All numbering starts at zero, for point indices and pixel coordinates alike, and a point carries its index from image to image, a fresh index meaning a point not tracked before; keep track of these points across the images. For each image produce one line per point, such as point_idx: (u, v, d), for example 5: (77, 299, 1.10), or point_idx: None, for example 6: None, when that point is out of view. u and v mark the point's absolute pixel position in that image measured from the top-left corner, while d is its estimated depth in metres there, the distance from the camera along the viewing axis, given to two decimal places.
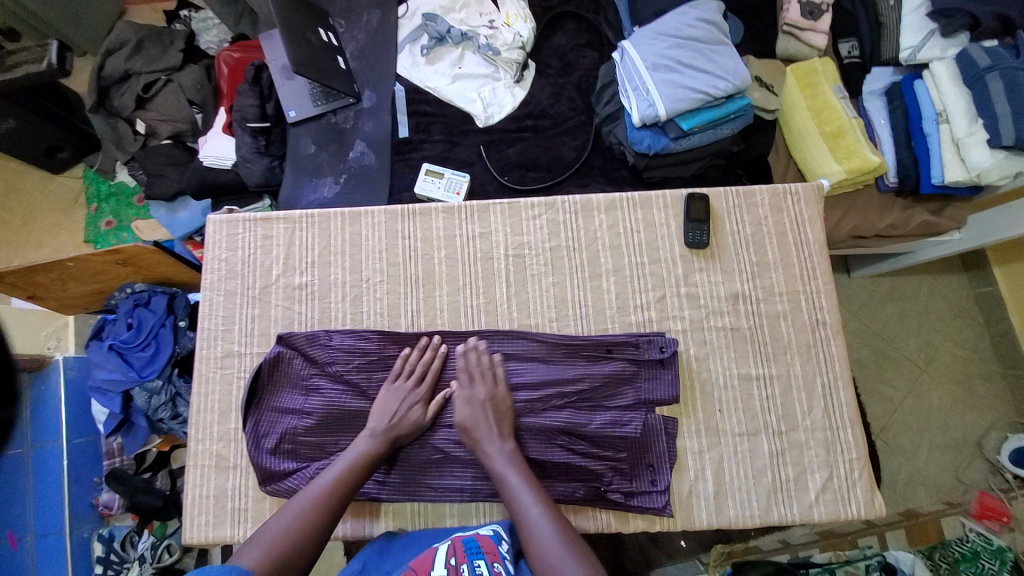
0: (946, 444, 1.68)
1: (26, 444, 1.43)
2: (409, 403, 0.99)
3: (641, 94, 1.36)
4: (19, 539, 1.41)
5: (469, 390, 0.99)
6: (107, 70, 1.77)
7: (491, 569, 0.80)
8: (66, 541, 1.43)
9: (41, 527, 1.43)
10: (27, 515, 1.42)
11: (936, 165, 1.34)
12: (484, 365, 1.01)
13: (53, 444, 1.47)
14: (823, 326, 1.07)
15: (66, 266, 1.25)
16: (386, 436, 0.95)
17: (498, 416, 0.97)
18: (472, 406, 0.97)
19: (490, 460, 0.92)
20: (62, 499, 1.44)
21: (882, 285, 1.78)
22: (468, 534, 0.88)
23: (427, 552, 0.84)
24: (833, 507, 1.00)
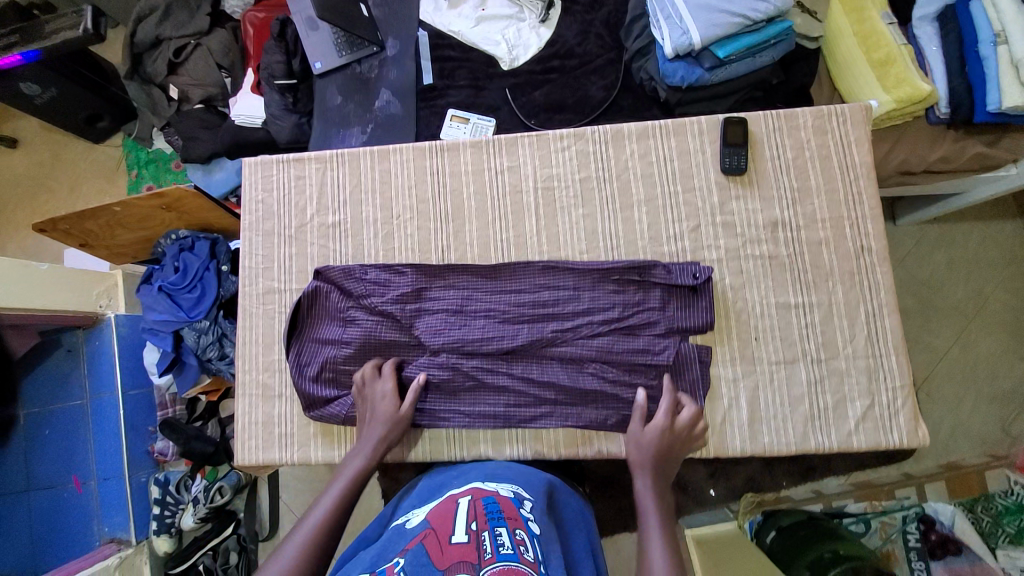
0: (994, 397, 1.61)
1: (84, 395, 1.53)
2: (388, 416, 0.98)
3: (674, 23, 1.30)
4: (84, 484, 1.53)
5: (639, 435, 0.93)
6: (139, 36, 1.78)
7: (513, 537, 0.72)
8: (127, 484, 1.54)
9: (102, 472, 1.55)
10: (89, 461, 1.54)
11: (992, 91, 1.21)
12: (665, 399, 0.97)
13: (110, 394, 1.55)
14: (867, 252, 1.03)
15: (115, 212, 1.33)
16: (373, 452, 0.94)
17: (667, 460, 0.91)
18: (646, 448, 0.92)
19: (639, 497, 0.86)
20: (122, 446, 1.55)
21: (930, 232, 1.68)
22: (489, 493, 0.83)
23: (447, 511, 0.79)
24: (874, 435, 0.98)
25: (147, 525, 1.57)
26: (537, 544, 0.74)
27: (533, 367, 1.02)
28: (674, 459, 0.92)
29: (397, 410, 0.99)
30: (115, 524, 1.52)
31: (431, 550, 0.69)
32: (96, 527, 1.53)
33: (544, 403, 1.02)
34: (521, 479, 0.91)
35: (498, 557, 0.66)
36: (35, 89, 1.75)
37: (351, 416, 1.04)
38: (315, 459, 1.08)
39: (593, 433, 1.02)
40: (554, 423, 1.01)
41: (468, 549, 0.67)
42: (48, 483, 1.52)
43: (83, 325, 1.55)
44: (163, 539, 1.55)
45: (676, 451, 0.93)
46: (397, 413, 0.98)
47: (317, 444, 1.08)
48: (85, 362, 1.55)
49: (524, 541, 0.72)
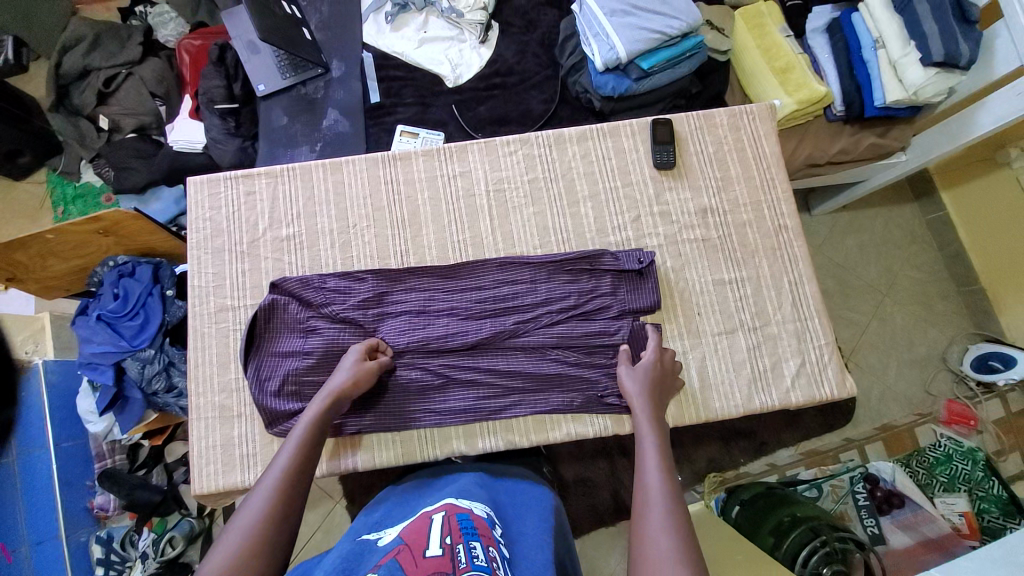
0: (912, 361, 1.78)
1: (12, 452, 1.40)
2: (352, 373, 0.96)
3: (602, 40, 1.42)
4: (13, 552, 1.36)
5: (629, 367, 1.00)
6: (65, 66, 1.71)
7: (487, 552, 0.72)
8: (65, 546, 1.42)
9: (35, 537, 1.41)
10: (18, 526, 1.39)
11: (877, 89, 1.42)
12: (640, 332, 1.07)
13: (40, 449, 1.44)
14: (786, 229, 1.16)
15: (47, 240, 1.26)
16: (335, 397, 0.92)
17: (658, 387, 0.98)
18: (638, 379, 0.97)
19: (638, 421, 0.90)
20: (56, 505, 1.43)
21: (841, 220, 1.88)
22: (463, 509, 0.81)
23: (420, 526, 0.77)
24: (809, 390, 1.09)
25: None
26: (509, 564, 0.75)
27: (498, 358, 1.07)
28: (666, 389, 0.99)
29: (357, 364, 0.98)
30: None
31: (405, 564, 0.67)
32: None
33: (511, 392, 1.07)
34: (490, 498, 0.90)
35: (473, 566, 0.67)
36: None
37: None
38: None
39: (560, 417, 1.06)
40: (522, 410, 1.05)
41: (443, 559, 0.67)
42: None
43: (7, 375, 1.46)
44: None
45: (662, 384, 1.00)
46: (359, 363, 0.97)
47: None
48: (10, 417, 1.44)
49: (497, 558, 0.73)
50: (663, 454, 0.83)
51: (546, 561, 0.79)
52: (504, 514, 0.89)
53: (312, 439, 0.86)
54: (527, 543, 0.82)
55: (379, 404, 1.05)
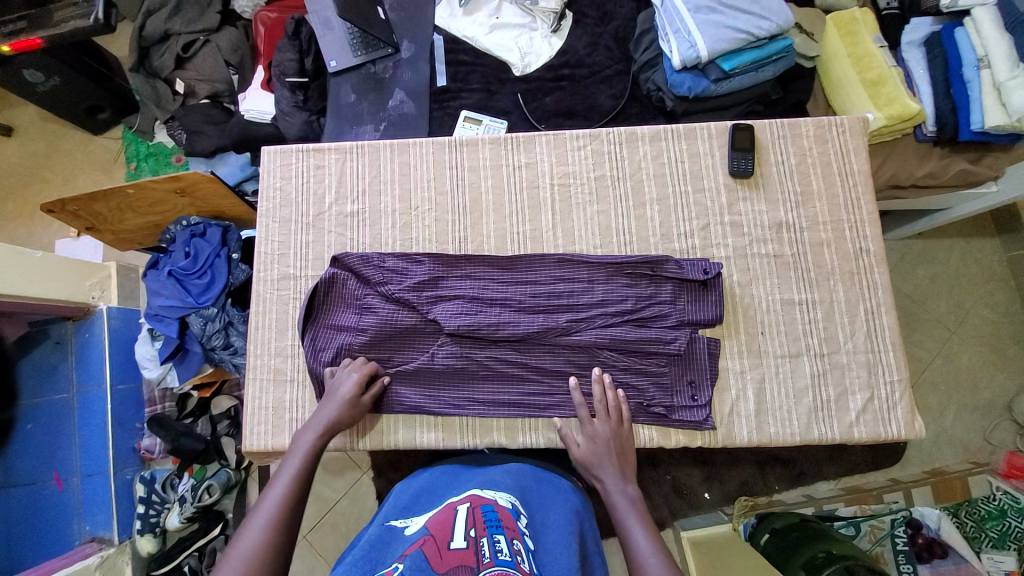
0: (975, 406, 1.66)
1: (72, 388, 1.50)
2: (345, 401, 0.98)
3: (682, 36, 1.37)
4: (66, 480, 1.48)
5: (591, 429, 0.97)
6: (147, 30, 1.77)
7: (511, 545, 0.70)
8: (111, 481, 1.49)
9: (86, 468, 1.50)
10: (72, 457, 1.49)
11: (975, 112, 1.30)
12: (611, 403, 0.99)
13: (97, 388, 1.51)
14: (865, 254, 1.09)
15: (128, 195, 1.33)
16: (325, 428, 0.95)
17: (621, 455, 0.94)
18: (600, 443, 0.95)
19: (610, 497, 0.89)
20: (107, 441, 1.50)
21: (913, 247, 1.76)
22: (487, 501, 0.80)
23: (445, 518, 0.76)
24: (874, 426, 1.02)
25: (131, 524, 1.52)
26: (533, 556, 0.73)
27: (547, 356, 1.06)
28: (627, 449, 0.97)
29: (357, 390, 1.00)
30: (97, 522, 1.47)
31: (430, 556, 0.66)
32: (77, 525, 1.48)
33: (557, 392, 1.05)
34: (517, 487, 0.90)
35: (497, 561, 0.65)
36: (39, 77, 1.71)
37: None
38: (325, 446, 1.07)
39: None
40: (567, 411, 1.04)
41: (467, 553, 0.66)
42: (26, 480, 1.45)
43: (75, 316, 1.52)
44: (147, 538, 1.50)
45: (622, 444, 0.97)
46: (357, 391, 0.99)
47: None
48: (73, 354, 1.52)
49: (521, 551, 0.70)
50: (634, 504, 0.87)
51: (571, 562, 0.74)
52: (530, 503, 0.88)
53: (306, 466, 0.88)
54: (552, 539, 0.79)
55: (421, 391, 1.06)
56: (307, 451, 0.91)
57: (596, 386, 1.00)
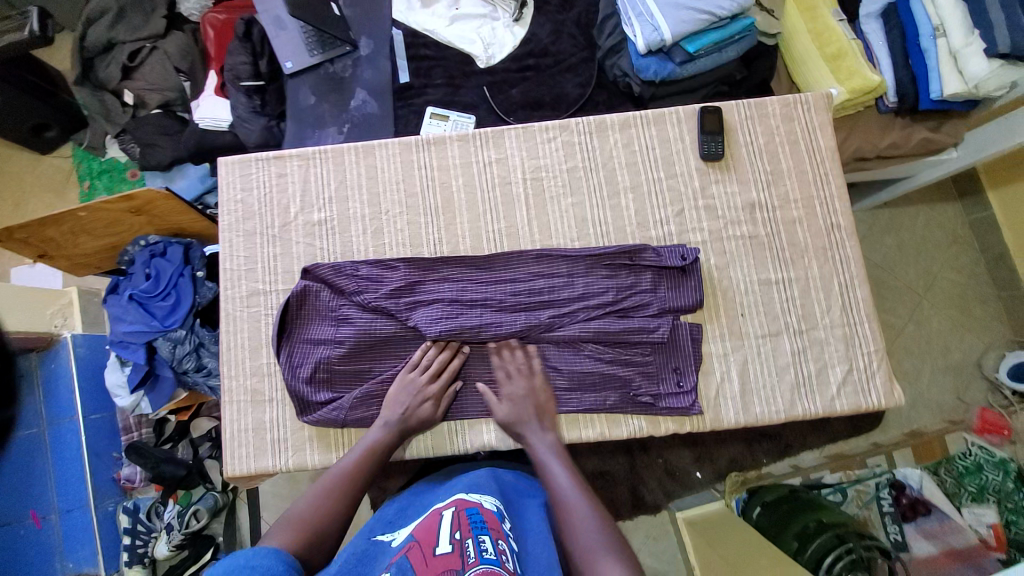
0: (947, 367, 1.72)
1: (43, 422, 1.42)
2: (415, 393, 1.00)
3: (645, 20, 1.35)
4: (44, 518, 1.41)
5: (511, 390, 1.01)
6: (90, 40, 1.68)
7: (496, 546, 0.70)
8: (93, 516, 1.44)
9: (64, 504, 1.43)
10: (49, 493, 1.42)
11: (935, 80, 1.31)
12: (522, 363, 1.02)
13: (70, 420, 1.44)
14: (837, 229, 1.10)
15: (80, 217, 1.26)
16: (398, 428, 0.97)
17: (541, 412, 1.00)
18: (520, 405, 1.00)
19: (536, 452, 0.94)
20: (86, 475, 1.44)
21: (881, 217, 1.79)
22: (473, 504, 0.78)
23: (431, 523, 0.75)
24: (854, 398, 1.04)
25: (118, 557, 1.47)
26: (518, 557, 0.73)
27: (532, 353, 1.05)
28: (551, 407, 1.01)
29: (428, 381, 1.01)
30: (82, 557, 1.42)
31: (416, 562, 0.67)
32: (60, 562, 1.42)
33: (544, 390, 1.04)
34: (498, 487, 0.88)
35: (482, 560, 0.65)
36: None
37: (347, 418, 1.02)
38: (310, 464, 1.04)
39: (593, 416, 1.04)
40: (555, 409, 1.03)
41: (452, 556, 0.66)
42: (3, 519, 1.39)
43: (39, 347, 1.45)
44: (136, 570, 1.45)
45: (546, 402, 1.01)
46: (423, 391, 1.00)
47: (313, 449, 1.04)
48: (40, 386, 1.45)
49: (507, 551, 0.70)
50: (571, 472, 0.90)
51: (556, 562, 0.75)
52: (512, 503, 0.87)
53: (372, 452, 0.94)
54: (536, 540, 0.80)
55: None
56: (375, 439, 0.95)
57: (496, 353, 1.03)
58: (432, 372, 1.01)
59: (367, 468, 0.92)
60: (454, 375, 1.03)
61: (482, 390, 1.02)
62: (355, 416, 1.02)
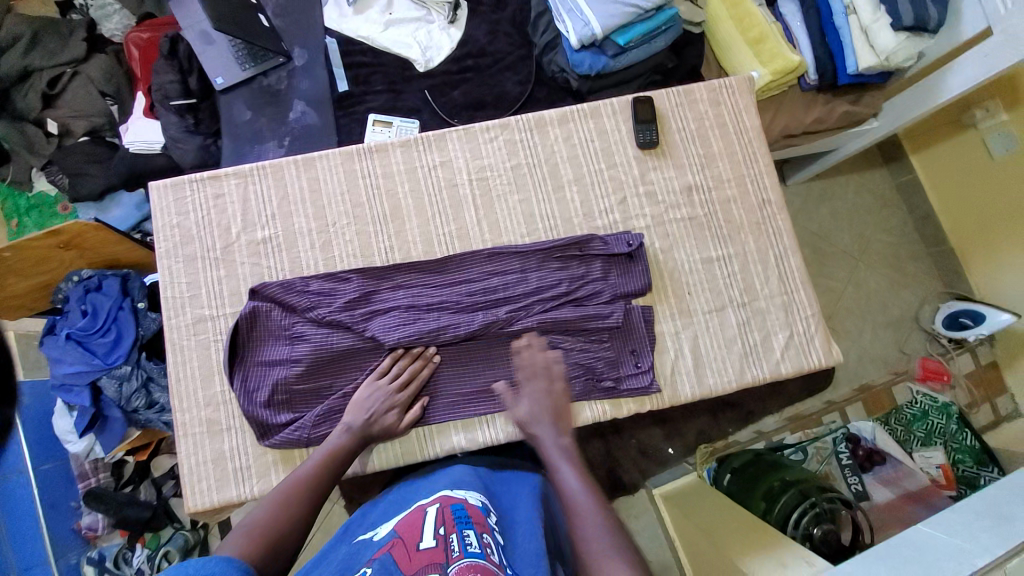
0: (887, 322, 1.83)
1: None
2: (381, 399, 0.98)
3: (576, 16, 1.38)
4: None
5: (532, 385, 0.98)
6: (1, 69, 1.58)
7: (481, 539, 0.71)
8: (54, 571, 1.36)
9: (22, 563, 1.33)
10: (4, 552, 1.30)
11: (849, 56, 1.40)
12: (541, 364, 1.00)
13: (19, 472, 1.36)
14: (769, 204, 1.16)
15: (7, 259, 1.19)
16: (362, 431, 0.96)
17: (556, 411, 0.95)
18: (537, 401, 0.96)
19: (546, 451, 0.90)
20: (42, 529, 1.36)
21: (815, 188, 1.90)
22: (457, 499, 0.80)
23: (415, 519, 0.76)
24: (798, 360, 1.11)
25: None
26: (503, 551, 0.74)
27: (494, 350, 1.06)
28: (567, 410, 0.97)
29: (394, 389, 1.00)
30: None
31: (398, 558, 0.67)
32: None
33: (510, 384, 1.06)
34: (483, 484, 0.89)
35: (465, 554, 0.67)
36: None
37: (312, 436, 1.01)
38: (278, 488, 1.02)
39: None
40: None
41: (436, 551, 0.67)
42: None
43: None
44: None
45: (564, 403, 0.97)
46: (388, 396, 0.99)
47: (279, 471, 1.03)
48: None
49: (491, 544, 0.72)
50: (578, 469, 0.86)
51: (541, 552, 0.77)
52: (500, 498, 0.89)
53: (333, 457, 0.92)
54: (522, 533, 0.80)
55: None
56: (336, 445, 0.94)
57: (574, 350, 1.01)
58: (399, 380, 1.00)
59: (329, 472, 0.91)
60: (422, 383, 1.03)
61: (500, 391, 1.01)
62: (318, 433, 1.01)
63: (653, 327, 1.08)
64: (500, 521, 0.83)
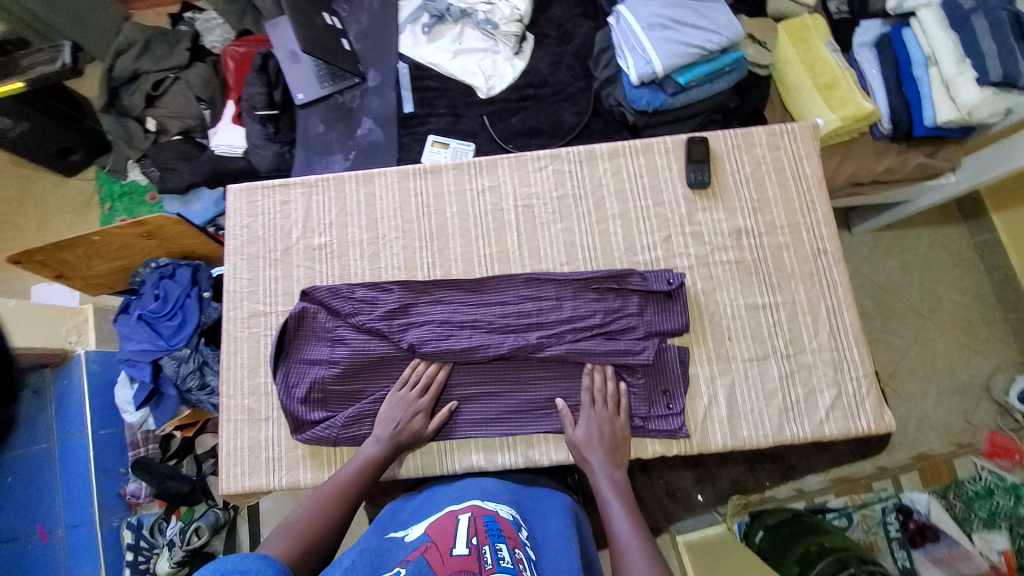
0: (953, 388, 1.68)
1: (52, 438, 1.47)
2: (408, 408, 1.02)
3: (638, 54, 1.40)
4: (50, 533, 1.44)
5: (592, 412, 1.01)
6: (116, 71, 1.80)
7: (513, 554, 0.71)
8: (98, 531, 1.47)
9: (71, 520, 1.46)
10: (56, 510, 1.45)
11: (927, 108, 1.34)
12: (608, 390, 1.03)
13: (79, 436, 1.49)
14: (824, 254, 1.12)
15: (94, 241, 1.32)
16: (391, 443, 0.99)
17: (614, 445, 0.99)
18: (593, 429, 1.00)
19: (598, 484, 0.94)
20: (91, 491, 1.47)
21: (883, 239, 1.79)
22: (489, 511, 0.80)
23: (447, 526, 0.76)
24: (844, 422, 1.04)
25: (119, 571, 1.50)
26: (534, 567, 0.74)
27: (525, 372, 1.07)
28: (624, 445, 1.01)
29: (418, 397, 1.03)
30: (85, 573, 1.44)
31: (433, 562, 0.68)
32: None
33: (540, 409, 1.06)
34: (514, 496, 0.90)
35: (499, 568, 0.66)
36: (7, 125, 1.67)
37: (340, 436, 1.05)
38: (303, 484, 1.07)
39: None
40: (545, 427, 1.05)
41: (470, 559, 0.67)
42: (8, 537, 1.41)
43: (54, 363, 1.51)
44: None
45: (620, 446, 1.00)
46: (415, 408, 1.02)
47: (305, 466, 1.07)
48: (52, 404, 1.50)
49: (523, 560, 0.71)
50: (625, 503, 0.91)
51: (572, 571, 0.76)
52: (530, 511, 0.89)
53: (368, 467, 0.96)
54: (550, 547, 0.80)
55: None
56: (371, 456, 0.98)
57: (587, 376, 1.05)
58: (418, 388, 1.04)
59: (364, 479, 0.95)
60: (441, 388, 1.06)
61: (562, 409, 1.03)
62: (347, 435, 1.05)
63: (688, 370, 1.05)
64: (531, 535, 0.82)
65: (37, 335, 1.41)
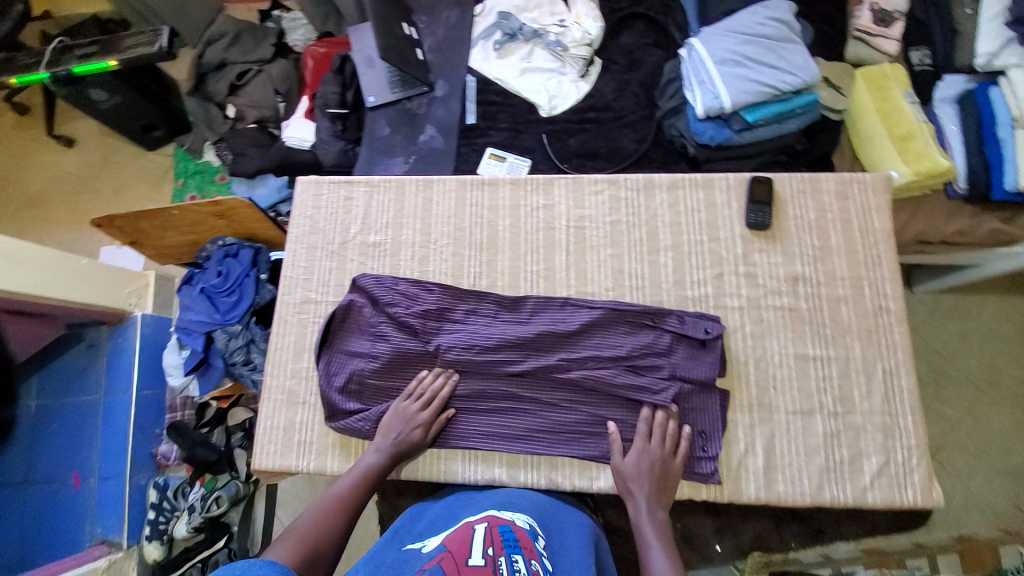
0: (1007, 470, 1.55)
1: (98, 391, 1.56)
2: (408, 420, 1.04)
3: (707, 88, 1.40)
4: (84, 481, 1.54)
5: (644, 447, 0.99)
6: (207, 58, 1.94)
7: (529, 567, 0.71)
8: (126, 487, 1.54)
9: (103, 472, 1.55)
10: (93, 459, 1.55)
11: (1010, 172, 1.28)
12: (668, 429, 1.00)
13: (122, 394, 1.57)
14: (885, 312, 1.07)
15: (172, 214, 1.42)
16: (391, 452, 1.01)
17: (663, 486, 0.97)
18: (642, 463, 0.97)
19: (636, 519, 0.93)
20: (126, 448, 1.55)
21: (946, 302, 1.69)
22: (505, 521, 0.80)
23: (463, 535, 0.76)
24: (889, 492, 0.99)
25: (140, 529, 1.56)
26: None
27: (558, 392, 1.07)
28: (670, 484, 0.98)
29: (419, 409, 1.04)
30: (109, 525, 1.52)
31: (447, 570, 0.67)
32: (91, 526, 1.52)
33: (570, 431, 1.05)
34: (533, 512, 0.89)
35: None
36: (103, 96, 1.81)
37: (371, 431, 1.07)
38: (330, 471, 1.09)
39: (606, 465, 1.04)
40: (572, 451, 1.04)
41: (485, 569, 0.67)
42: (47, 478, 1.52)
43: (110, 321, 1.60)
44: (154, 544, 1.51)
45: (667, 485, 0.98)
46: (415, 420, 1.03)
47: (334, 454, 1.10)
48: (104, 360, 1.60)
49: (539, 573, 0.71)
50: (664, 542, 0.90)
51: None
52: (551, 527, 0.88)
53: (367, 475, 0.98)
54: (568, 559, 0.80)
55: None
56: (371, 465, 0.99)
57: (644, 409, 1.02)
58: (420, 400, 1.05)
59: (365, 487, 0.97)
60: (444, 403, 1.06)
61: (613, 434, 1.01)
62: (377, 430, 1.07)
63: (727, 413, 1.02)
64: (550, 546, 0.81)
65: (101, 295, 1.47)
